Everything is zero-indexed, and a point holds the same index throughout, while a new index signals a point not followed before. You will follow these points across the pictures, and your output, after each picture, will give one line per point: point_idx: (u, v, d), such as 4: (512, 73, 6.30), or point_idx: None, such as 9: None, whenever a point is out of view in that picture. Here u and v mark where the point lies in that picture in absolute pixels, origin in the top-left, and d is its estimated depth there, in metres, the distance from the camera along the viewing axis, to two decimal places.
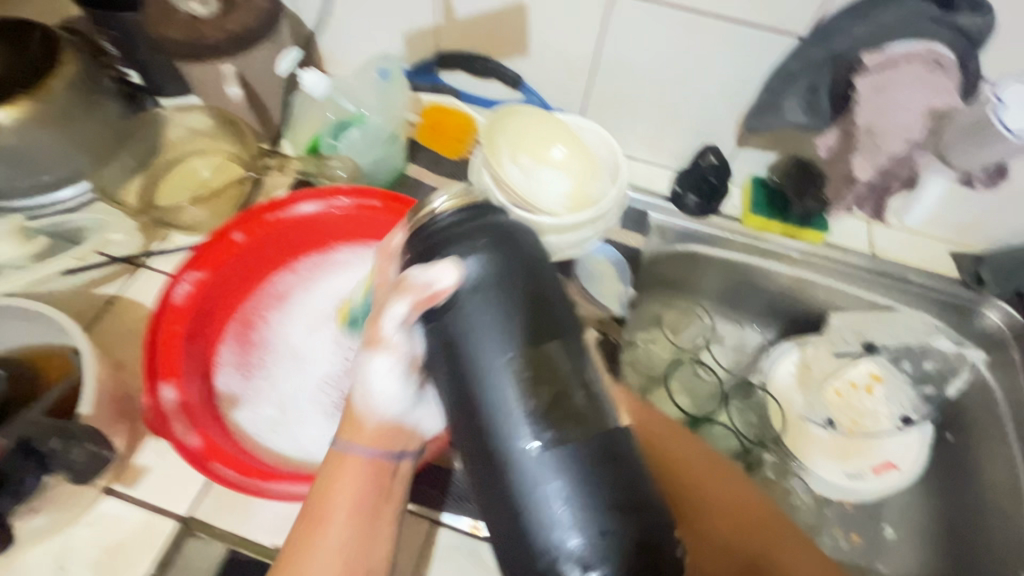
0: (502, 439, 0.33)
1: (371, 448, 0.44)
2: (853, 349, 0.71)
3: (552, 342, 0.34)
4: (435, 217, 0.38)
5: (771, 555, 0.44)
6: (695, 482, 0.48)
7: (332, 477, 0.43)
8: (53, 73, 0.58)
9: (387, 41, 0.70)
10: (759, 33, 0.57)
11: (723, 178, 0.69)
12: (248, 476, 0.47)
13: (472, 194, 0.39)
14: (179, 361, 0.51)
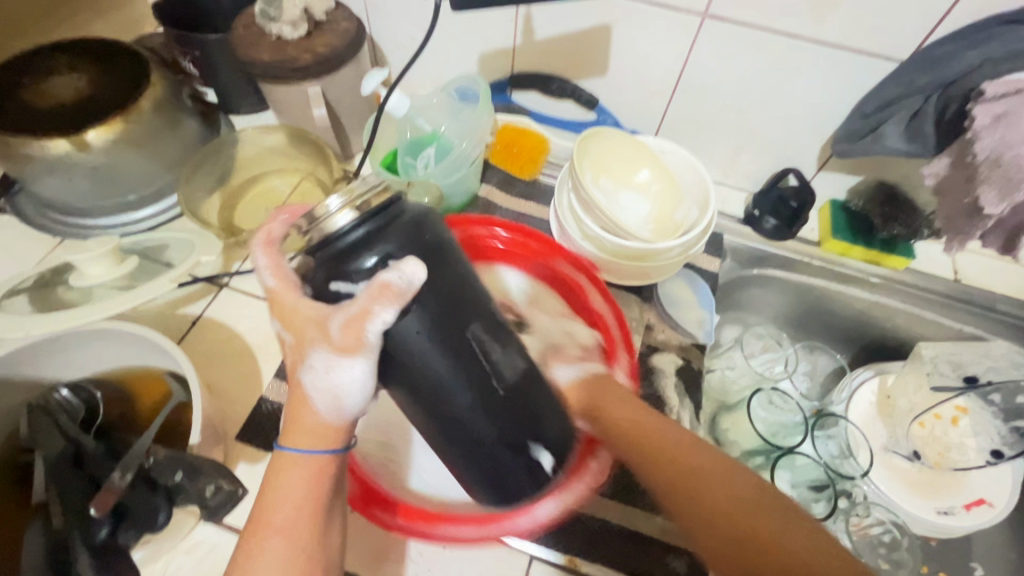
0: (459, 409, 0.36)
1: (327, 449, 0.38)
2: (951, 382, 0.68)
3: (475, 316, 0.36)
4: (341, 223, 0.34)
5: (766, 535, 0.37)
6: (672, 455, 0.43)
7: (280, 479, 0.37)
8: (144, 93, 0.59)
9: (462, 60, 0.70)
10: (855, 58, 0.56)
11: (806, 202, 0.67)
12: (413, 519, 0.48)
13: (379, 193, 0.35)
14: None
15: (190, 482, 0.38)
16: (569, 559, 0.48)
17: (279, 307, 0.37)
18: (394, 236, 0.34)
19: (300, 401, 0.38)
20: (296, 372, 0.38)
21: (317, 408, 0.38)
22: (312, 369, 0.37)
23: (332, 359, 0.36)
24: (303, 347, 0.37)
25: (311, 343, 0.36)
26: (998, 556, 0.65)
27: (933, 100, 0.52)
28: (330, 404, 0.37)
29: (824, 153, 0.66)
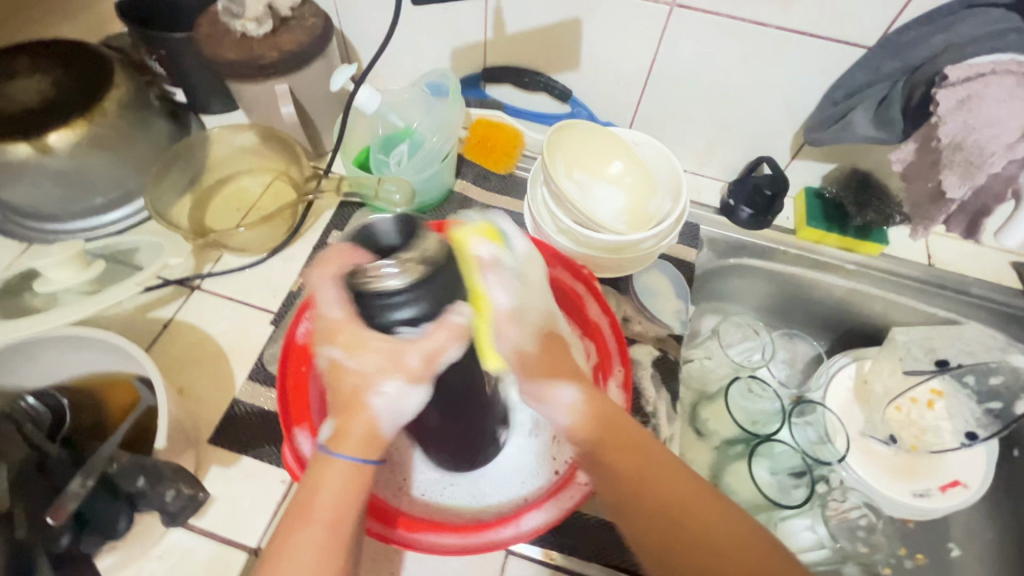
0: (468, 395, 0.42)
1: (377, 460, 0.38)
2: (924, 366, 0.68)
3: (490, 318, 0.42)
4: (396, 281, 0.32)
5: None
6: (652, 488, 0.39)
7: (317, 483, 0.36)
8: (107, 95, 0.58)
9: (434, 55, 0.69)
10: (824, 45, 0.56)
11: (780, 190, 0.66)
12: (393, 528, 0.44)
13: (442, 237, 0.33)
14: (309, 409, 0.47)
15: (152, 488, 0.38)
16: (546, 553, 0.48)
17: (347, 339, 0.35)
18: (456, 277, 0.34)
19: (361, 420, 0.37)
20: (356, 395, 0.37)
21: (374, 425, 0.37)
22: (376, 392, 0.36)
23: (403, 384, 0.35)
24: (372, 374, 0.36)
25: (381, 369, 0.35)
26: (974, 535, 0.66)
27: (900, 86, 0.53)
28: (389, 423, 0.37)
29: (797, 142, 0.67)
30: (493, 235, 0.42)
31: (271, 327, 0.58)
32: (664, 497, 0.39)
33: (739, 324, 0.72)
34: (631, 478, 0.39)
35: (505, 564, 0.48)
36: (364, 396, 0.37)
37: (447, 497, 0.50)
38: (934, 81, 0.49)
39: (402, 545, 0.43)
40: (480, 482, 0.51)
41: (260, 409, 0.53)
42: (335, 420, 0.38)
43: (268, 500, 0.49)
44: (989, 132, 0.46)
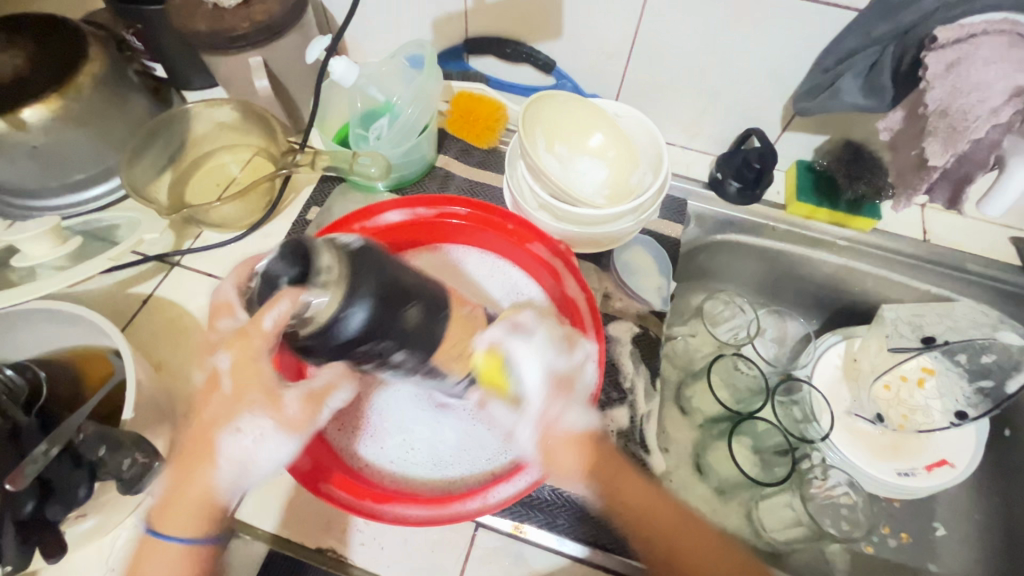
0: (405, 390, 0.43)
1: (212, 531, 0.39)
2: (911, 344, 0.65)
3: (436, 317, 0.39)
4: (330, 317, 0.32)
5: None
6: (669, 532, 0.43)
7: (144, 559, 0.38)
8: (81, 70, 0.57)
9: (414, 26, 0.68)
10: (814, 10, 0.53)
11: (768, 164, 0.64)
12: (361, 500, 0.45)
13: (339, 268, 0.33)
14: None
15: (110, 457, 0.39)
16: (514, 526, 0.48)
17: (240, 354, 0.38)
18: (369, 289, 0.33)
19: (203, 471, 0.38)
20: (210, 428, 0.39)
21: (216, 472, 0.39)
22: (234, 432, 0.39)
23: (268, 428, 0.40)
24: (236, 411, 0.39)
25: (251, 405, 0.39)
26: (960, 515, 0.65)
27: (890, 50, 0.50)
28: (233, 472, 0.39)
29: (787, 113, 0.64)
30: (496, 371, 0.43)
31: None
32: (672, 532, 0.44)
33: (726, 301, 0.69)
34: (650, 530, 0.44)
35: (474, 537, 0.48)
36: (217, 435, 0.39)
37: (417, 464, 0.50)
38: (923, 44, 0.47)
39: (368, 515, 0.44)
40: (437, 457, 0.50)
41: None
42: (171, 476, 0.39)
43: None
44: (975, 97, 0.44)
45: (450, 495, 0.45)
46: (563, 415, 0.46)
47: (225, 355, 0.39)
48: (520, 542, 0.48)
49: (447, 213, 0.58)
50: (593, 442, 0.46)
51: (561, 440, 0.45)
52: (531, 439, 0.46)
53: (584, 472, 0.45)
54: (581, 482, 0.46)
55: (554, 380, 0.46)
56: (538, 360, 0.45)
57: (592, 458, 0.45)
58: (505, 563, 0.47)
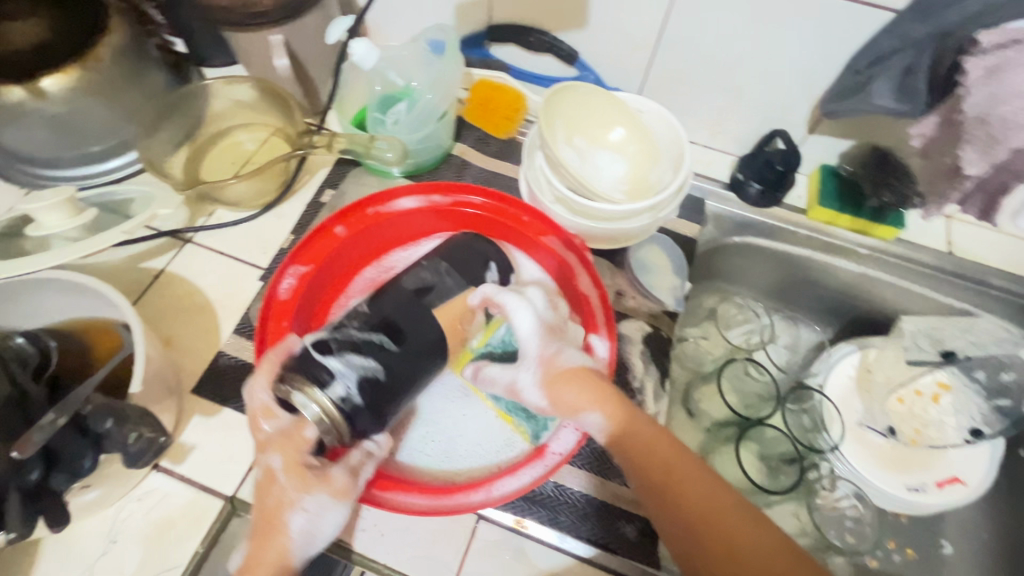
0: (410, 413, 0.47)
1: None
2: (928, 357, 0.65)
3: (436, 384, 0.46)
4: (342, 408, 0.39)
5: (713, 529, 0.38)
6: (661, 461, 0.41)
7: None
8: (102, 40, 0.56)
9: (436, 11, 0.66)
10: (852, 9, 0.51)
11: (791, 166, 0.63)
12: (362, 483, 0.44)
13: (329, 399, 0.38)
14: None
15: (117, 429, 0.39)
16: (516, 521, 0.48)
17: (291, 451, 0.40)
18: (366, 392, 0.39)
19: (275, 541, 0.39)
20: (277, 502, 0.40)
21: (290, 540, 0.40)
22: (300, 509, 0.40)
23: (328, 501, 0.41)
24: (300, 491, 0.40)
25: (313, 483, 0.41)
26: (966, 533, 0.64)
27: (927, 53, 0.48)
28: (304, 534, 0.40)
29: (814, 115, 0.63)
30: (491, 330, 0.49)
31: (260, 283, 0.58)
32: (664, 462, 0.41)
33: (740, 307, 0.70)
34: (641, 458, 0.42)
35: (475, 528, 0.48)
36: (284, 510, 0.40)
37: (422, 456, 0.49)
38: (964, 48, 0.46)
39: (368, 501, 0.43)
40: (445, 447, 0.50)
41: (243, 363, 0.53)
42: (250, 544, 0.39)
43: (246, 453, 0.49)
44: (1017, 105, 0.43)
45: (454, 485, 0.46)
46: (560, 354, 0.46)
47: (275, 455, 0.40)
48: (520, 536, 0.48)
49: (463, 202, 0.57)
50: (596, 375, 0.46)
51: (560, 380, 0.45)
52: (536, 384, 0.46)
53: (591, 405, 0.43)
54: (590, 413, 0.43)
55: (544, 324, 0.47)
56: (529, 308, 0.46)
57: (594, 392, 0.44)
58: (505, 557, 0.47)
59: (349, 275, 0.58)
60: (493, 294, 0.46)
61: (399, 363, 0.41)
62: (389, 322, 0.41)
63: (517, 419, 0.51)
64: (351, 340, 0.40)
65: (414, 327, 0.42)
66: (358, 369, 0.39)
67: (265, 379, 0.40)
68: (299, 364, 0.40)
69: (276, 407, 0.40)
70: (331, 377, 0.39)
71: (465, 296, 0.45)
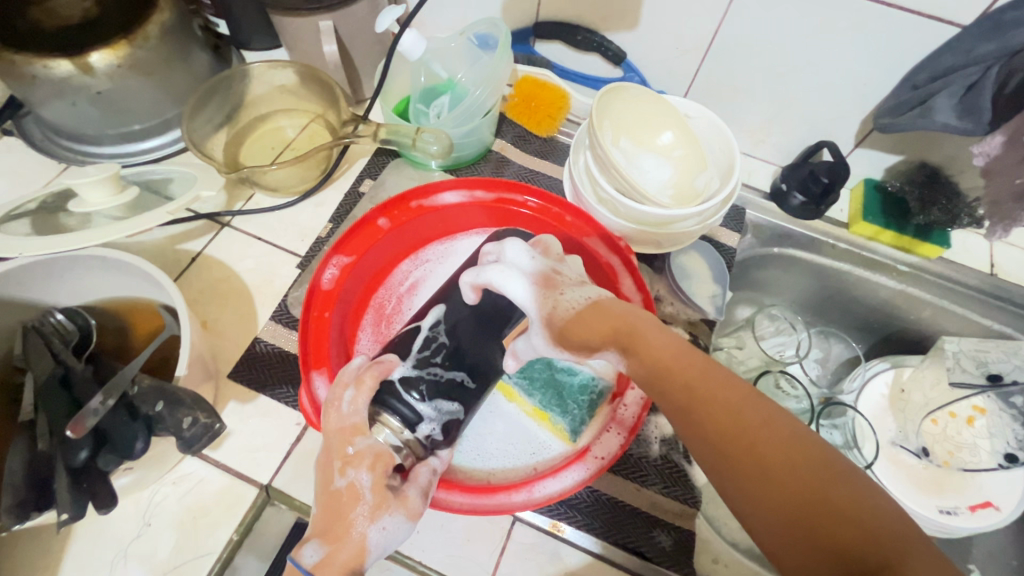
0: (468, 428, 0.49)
1: None
2: (974, 381, 0.62)
3: None
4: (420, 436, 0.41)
5: (827, 510, 0.26)
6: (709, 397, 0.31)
7: None
8: (150, 18, 0.56)
9: (484, 4, 0.66)
10: (917, 22, 0.50)
11: (839, 178, 0.61)
12: None
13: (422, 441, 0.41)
14: (328, 352, 0.48)
15: (170, 413, 0.39)
16: (553, 525, 0.48)
17: (381, 466, 0.39)
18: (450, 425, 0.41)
19: (347, 550, 0.37)
20: (351, 512, 0.38)
21: (362, 554, 0.37)
22: (375, 526, 0.38)
23: (402, 522, 0.39)
24: (375, 511, 0.38)
25: (390, 504, 0.39)
26: (996, 559, 0.63)
27: (995, 69, 0.47)
28: (374, 551, 0.38)
29: (864, 128, 0.62)
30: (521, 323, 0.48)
31: (297, 270, 0.58)
32: (714, 397, 0.31)
33: (774, 318, 0.69)
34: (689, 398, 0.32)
35: (512, 530, 0.47)
36: (357, 524, 0.38)
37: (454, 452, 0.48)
38: None
39: None
40: (481, 443, 0.49)
41: (280, 350, 0.53)
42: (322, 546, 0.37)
43: (281, 441, 0.49)
44: None
45: (494, 485, 0.45)
46: (565, 296, 0.42)
47: (364, 471, 0.39)
48: (556, 540, 0.47)
49: (510, 202, 0.57)
50: (614, 304, 0.40)
51: (571, 322, 0.40)
52: (547, 343, 0.42)
53: (604, 342, 0.38)
54: (609, 354, 0.38)
55: (536, 278, 0.44)
56: (514, 271, 0.44)
57: (609, 320, 0.38)
58: (541, 561, 0.47)
59: (388, 267, 0.57)
60: (476, 277, 0.45)
61: (474, 397, 0.43)
62: (465, 357, 0.43)
63: (552, 416, 0.50)
64: (440, 383, 0.41)
65: (482, 353, 0.44)
66: (446, 410, 0.41)
67: (365, 395, 0.41)
68: (383, 394, 0.41)
69: (364, 423, 0.40)
70: (419, 416, 0.41)
71: (465, 299, 0.46)
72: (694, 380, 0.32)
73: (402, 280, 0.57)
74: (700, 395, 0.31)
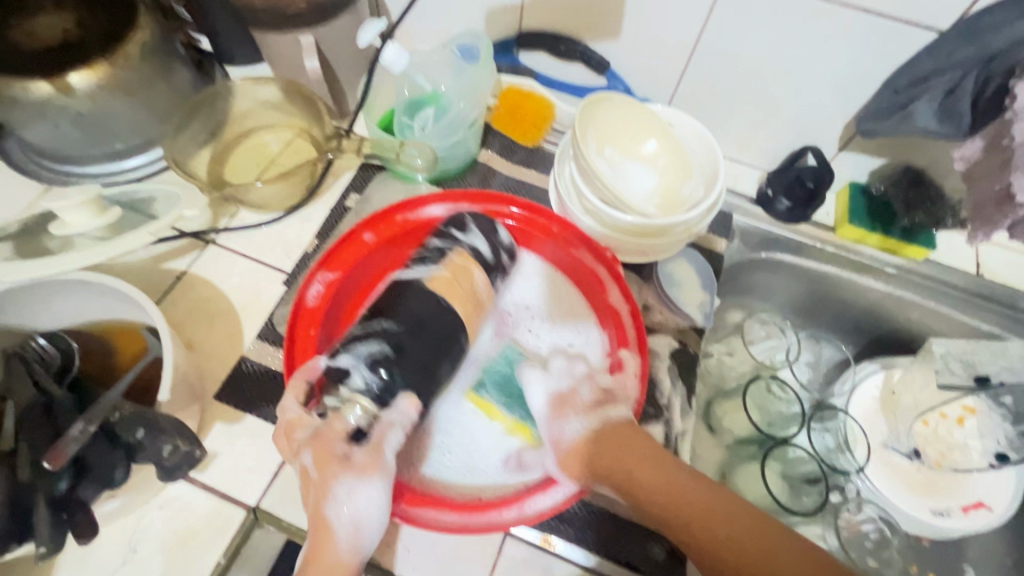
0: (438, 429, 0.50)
1: None
2: (961, 382, 0.63)
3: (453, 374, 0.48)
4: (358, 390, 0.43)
5: None
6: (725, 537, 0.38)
7: None
8: (130, 37, 0.55)
9: (467, 15, 0.65)
10: (895, 27, 0.51)
11: (823, 183, 0.63)
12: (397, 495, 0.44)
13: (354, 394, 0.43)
14: None
15: (151, 441, 0.39)
16: (544, 539, 0.47)
17: (321, 441, 0.42)
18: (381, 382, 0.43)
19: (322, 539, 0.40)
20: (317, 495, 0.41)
21: (331, 533, 0.40)
22: (332, 499, 0.41)
23: (354, 482, 0.41)
24: (327, 478, 0.41)
25: (337, 471, 0.41)
26: (990, 558, 0.63)
27: (972, 75, 0.48)
28: (354, 530, 0.41)
29: (848, 132, 0.62)
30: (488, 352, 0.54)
31: (283, 287, 0.57)
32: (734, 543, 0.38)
33: (765, 322, 0.69)
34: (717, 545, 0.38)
35: (503, 546, 0.47)
36: (321, 504, 0.41)
37: (444, 468, 0.49)
38: (1015, 71, 0.45)
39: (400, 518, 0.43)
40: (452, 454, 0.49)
41: (266, 369, 0.52)
42: (309, 542, 0.41)
43: (269, 461, 0.48)
44: None
45: (485, 501, 0.45)
46: (563, 430, 0.47)
47: (306, 454, 0.42)
48: (549, 555, 0.47)
49: (496, 213, 0.56)
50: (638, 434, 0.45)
51: (596, 452, 0.45)
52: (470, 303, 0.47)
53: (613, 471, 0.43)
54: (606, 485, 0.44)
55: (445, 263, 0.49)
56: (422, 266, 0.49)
57: (637, 451, 0.44)
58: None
59: None
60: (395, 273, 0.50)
61: (405, 344, 0.45)
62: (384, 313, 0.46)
63: (533, 428, 0.51)
64: (358, 337, 0.45)
65: (406, 307, 0.46)
66: (368, 355, 0.44)
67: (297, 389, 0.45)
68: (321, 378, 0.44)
69: (306, 415, 0.43)
70: (348, 375, 0.43)
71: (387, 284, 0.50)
72: (713, 520, 0.39)
73: (382, 296, 0.56)
74: (711, 516, 0.39)
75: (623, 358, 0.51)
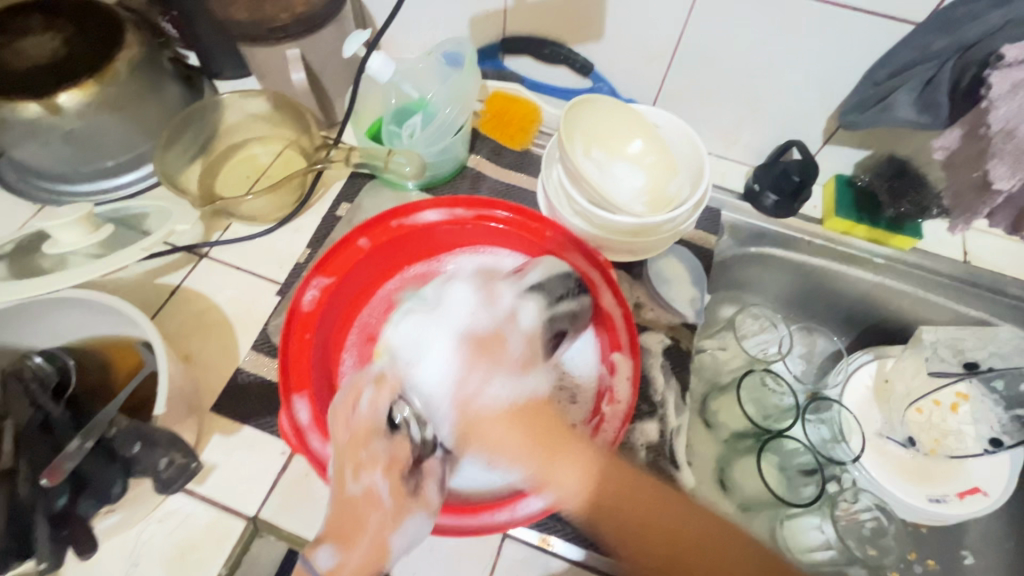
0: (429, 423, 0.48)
1: None
2: (952, 369, 0.63)
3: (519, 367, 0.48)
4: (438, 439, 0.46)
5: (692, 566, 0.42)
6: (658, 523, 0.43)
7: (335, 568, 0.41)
8: (118, 55, 0.56)
9: (451, 22, 0.66)
10: (872, 21, 0.52)
11: (809, 177, 0.62)
12: None
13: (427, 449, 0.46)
14: (310, 374, 0.48)
15: (147, 455, 0.40)
16: (543, 539, 0.48)
17: (394, 467, 0.44)
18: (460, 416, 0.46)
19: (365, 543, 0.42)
20: (366, 513, 0.43)
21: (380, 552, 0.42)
22: (397, 532, 0.42)
23: (421, 519, 0.43)
24: (394, 518, 0.42)
25: (412, 507, 0.43)
26: (989, 543, 0.63)
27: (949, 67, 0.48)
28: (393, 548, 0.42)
29: (831, 125, 0.63)
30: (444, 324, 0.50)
31: (277, 298, 0.58)
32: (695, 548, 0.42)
33: (756, 316, 0.68)
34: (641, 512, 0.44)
35: (503, 546, 0.48)
36: (375, 525, 0.42)
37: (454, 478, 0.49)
38: (989, 61, 0.45)
39: None
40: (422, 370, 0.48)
41: (262, 379, 0.53)
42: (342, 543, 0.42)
43: (268, 470, 0.49)
44: None
45: (476, 505, 0.46)
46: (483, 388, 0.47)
47: (383, 479, 0.43)
48: (547, 554, 0.48)
49: (486, 215, 0.56)
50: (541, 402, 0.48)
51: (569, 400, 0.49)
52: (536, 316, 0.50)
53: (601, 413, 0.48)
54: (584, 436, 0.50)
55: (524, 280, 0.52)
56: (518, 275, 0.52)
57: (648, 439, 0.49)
58: (533, 575, 0.47)
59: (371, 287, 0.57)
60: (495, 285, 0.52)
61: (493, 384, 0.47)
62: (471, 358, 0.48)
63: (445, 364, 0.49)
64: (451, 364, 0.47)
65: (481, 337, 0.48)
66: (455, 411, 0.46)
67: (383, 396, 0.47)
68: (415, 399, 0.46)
69: (380, 423, 0.46)
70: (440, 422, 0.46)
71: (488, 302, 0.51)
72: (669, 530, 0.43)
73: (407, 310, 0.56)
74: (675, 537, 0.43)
75: (617, 362, 0.51)
